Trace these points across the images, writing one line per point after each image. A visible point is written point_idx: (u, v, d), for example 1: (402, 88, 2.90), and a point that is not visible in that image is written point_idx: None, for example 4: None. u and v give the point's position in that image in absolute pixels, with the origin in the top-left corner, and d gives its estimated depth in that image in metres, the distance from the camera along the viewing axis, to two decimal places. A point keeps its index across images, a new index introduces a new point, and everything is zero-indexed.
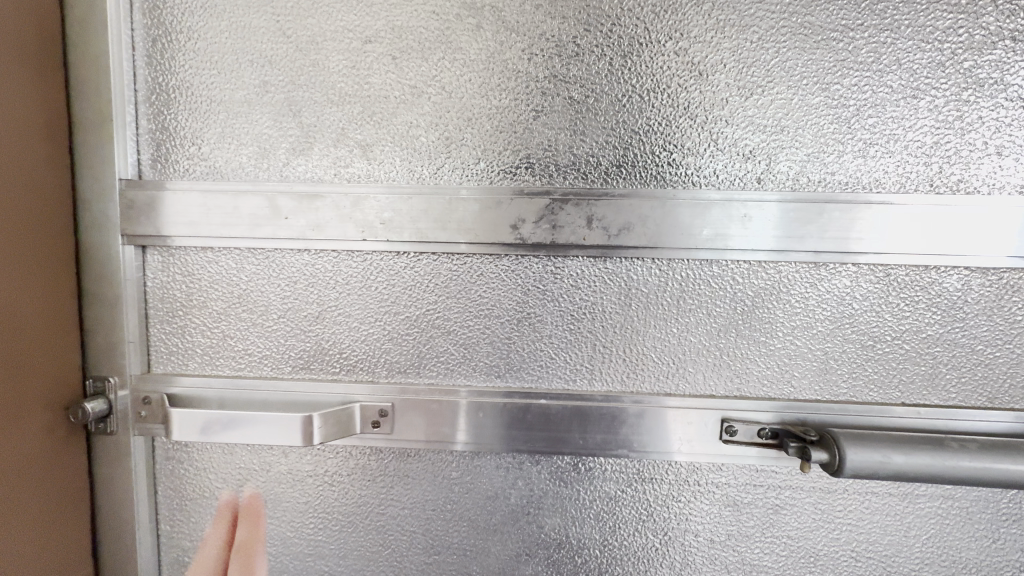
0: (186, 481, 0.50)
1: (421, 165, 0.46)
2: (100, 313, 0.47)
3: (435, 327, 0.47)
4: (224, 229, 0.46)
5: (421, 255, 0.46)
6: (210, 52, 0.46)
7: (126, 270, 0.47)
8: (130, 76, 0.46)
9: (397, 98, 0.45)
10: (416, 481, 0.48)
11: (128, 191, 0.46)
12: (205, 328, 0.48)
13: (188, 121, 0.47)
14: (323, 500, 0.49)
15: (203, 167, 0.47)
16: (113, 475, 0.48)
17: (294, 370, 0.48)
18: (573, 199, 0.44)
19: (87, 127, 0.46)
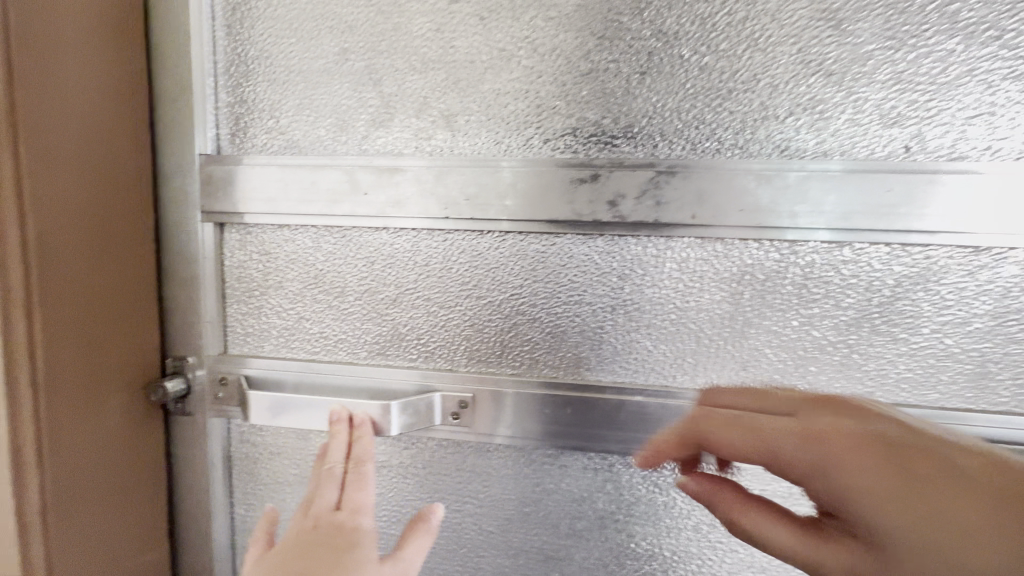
0: (260, 466, 0.49)
1: (508, 136, 0.42)
2: (179, 293, 0.46)
3: (519, 314, 0.43)
4: (301, 206, 0.44)
5: (506, 235, 0.42)
6: (288, 19, 0.44)
7: (205, 248, 0.46)
8: (210, 47, 0.45)
9: (484, 62, 0.42)
10: (494, 479, 0.45)
11: (207, 168, 0.45)
12: (280, 310, 0.47)
13: (267, 93, 0.45)
14: (397, 493, 0.47)
15: (281, 141, 0.45)
16: (190, 456, 0.48)
17: (370, 355, 0.46)
18: (681, 171, 0.39)
19: (168, 101, 0.45)
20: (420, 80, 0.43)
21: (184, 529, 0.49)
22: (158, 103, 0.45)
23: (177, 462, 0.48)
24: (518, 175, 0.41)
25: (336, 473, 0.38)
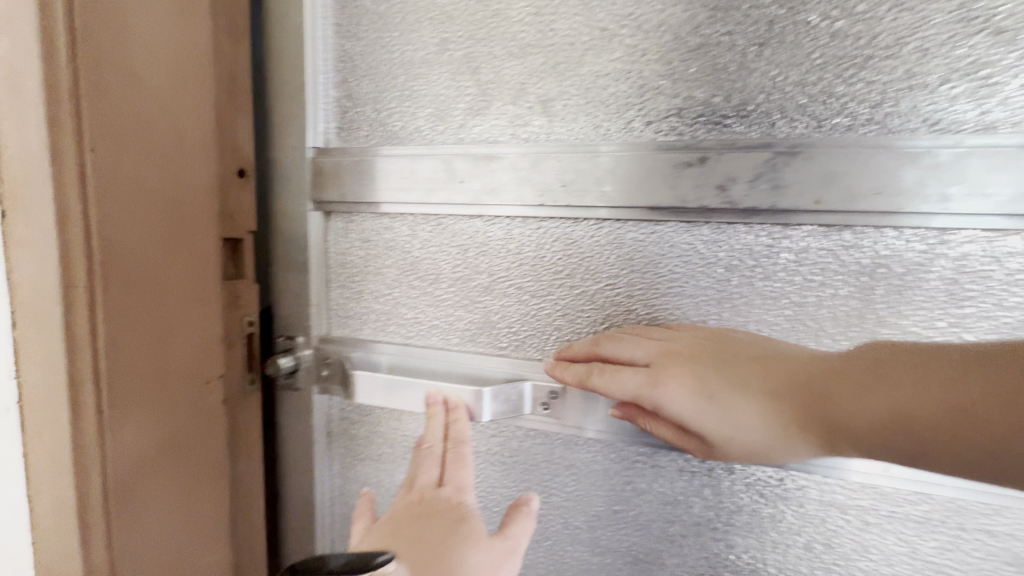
0: (358, 442, 0.52)
1: (608, 120, 0.40)
2: (291, 276, 0.50)
3: (614, 305, 0.42)
4: (401, 194, 0.46)
5: (602, 223, 0.41)
6: (393, 13, 0.45)
7: (314, 236, 0.49)
8: (321, 46, 0.48)
9: (584, 43, 0.40)
10: (583, 474, 0.44)
11: (318, 160, 0.48)
12: (378, 295, 0.49)
13: (371, 86, 0.47)
14: (483, 479, 0.47)
15: (383, 132, 0.47)
16: (297, 429, 0.52)
17: (462, 341, 0.46)
18: (804, 151, 0.35)
19: (285, 98, 0.48)
20: (520, 65, 0.42)
21: (290, 496, 0.53)
22: (277, 100, 0.48)
23: (286, 433, 0.52)
24: (619, 159, 0.39)
25: (436, 452, 0.39)
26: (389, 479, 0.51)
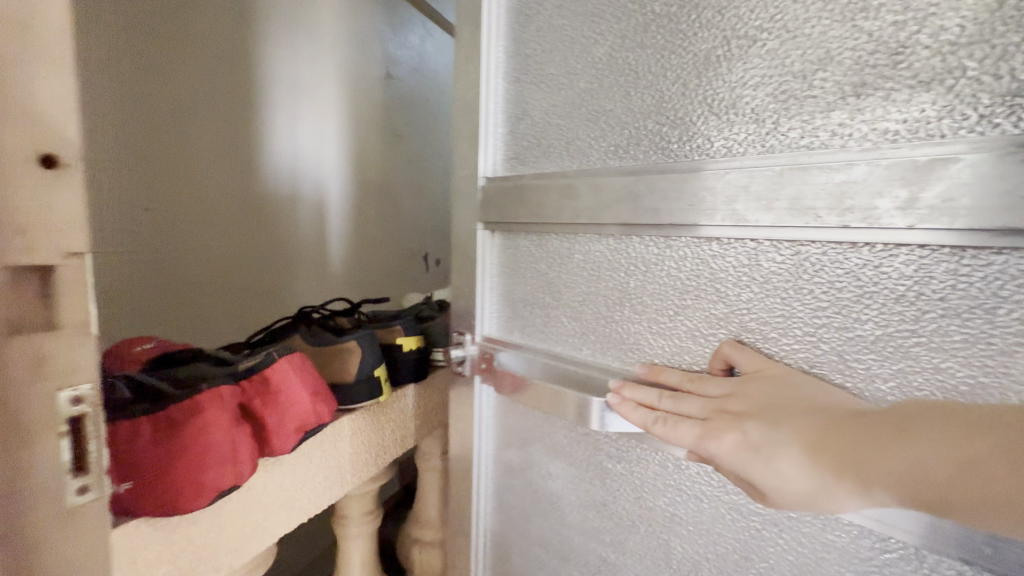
0: (505, 433, 0.58)
1: (745, 132, 0.37)
2: (461, 285, 0.60)
3: (747, 331, 0.39)
4: (544, 215, 0.50)
5: (736, 242, 0.39)
6: (551, 54, 0.50)
7: (482, 250, 0.57)
8: (494, 90, 0.56)
9: (725, 55, 0.38)
10: (709, 508, 0.42)
11: (487, 188, 0.57)
12: (527, 303, 0.55)
13: (530, 121, 0.53)
14: (607, 491, 0.49)
15: (538, 160, 0.53)
16: (461, 413, 0.62)
17: (595, 351, 0.49)
18: (1013, 154, 0.26)
19: (464, 138, 0.58)
20: (660, 84, 0.42)
21: (454, 469, 0.63)
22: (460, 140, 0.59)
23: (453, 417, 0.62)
24: (755, 176, 0.36)
25: None
26: (527, 471, 0.56)
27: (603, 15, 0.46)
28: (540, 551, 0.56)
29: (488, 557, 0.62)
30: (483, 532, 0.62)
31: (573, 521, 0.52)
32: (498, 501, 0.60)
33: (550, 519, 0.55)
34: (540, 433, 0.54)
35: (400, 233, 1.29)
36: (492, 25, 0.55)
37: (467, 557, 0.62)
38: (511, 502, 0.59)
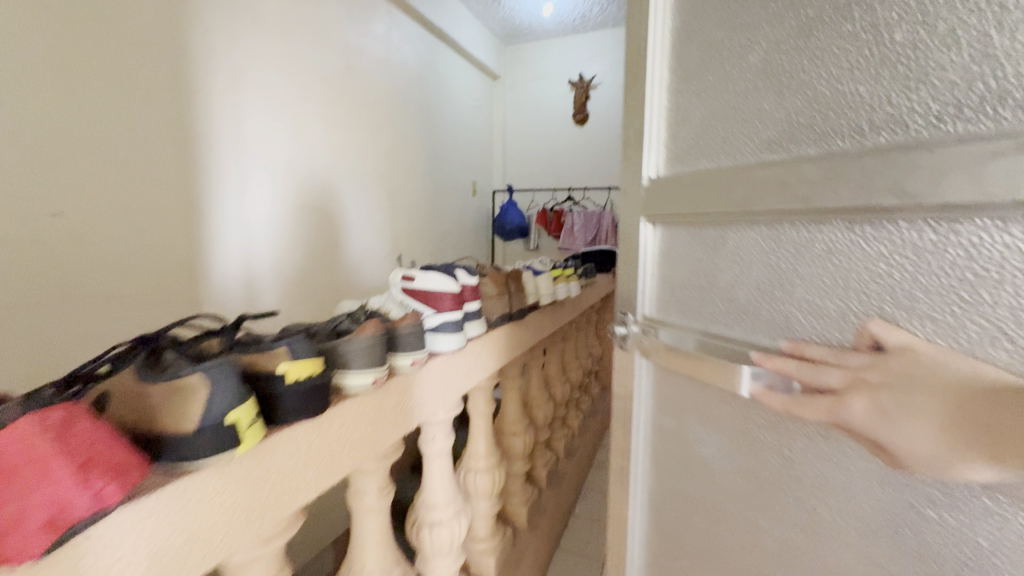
0: (661, 403, 0.66)
1: (896, 120, 0.40)
2: (626, 270, 0.70)
3: (900, 308, 0.41)
4: (696, 206, 0.57)
5: (888, 223, 0.40)
6: (710, 65, 0.56)
7: (646, 238, 0.66)
8: (655, 99, 0.63)
9: (879, 49, 0.41)
10: (861, 481, 0.44)
11: (650, 187, 0.66)
12: (682, 286, 0.62)
13: (687, 121, 0.60)
14: (756, 459, 0.53)
15: (693, 158, 0.59)
16: (626, 382, 0.72)
17: (745, 328, 0.53)
18: None
19: (633, 145, 0.67)
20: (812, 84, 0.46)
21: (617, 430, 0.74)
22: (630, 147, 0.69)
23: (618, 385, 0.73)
24: (915, 160, 0.37)
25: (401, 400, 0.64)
26: (680, 437, 0.63)
27: (760, 25, 0.50)
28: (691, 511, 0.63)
29: (647, 513, 0.71)
30: (643, 488, 0.71)
31: (722, 485, 0.57)
32: (653, 464, 0.68)
33: (700, 482, 0.61)
34: (694, 403, 0.60)
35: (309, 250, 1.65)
36: (655, 43, 0.62)
37: (628, 508, 0.72)
38: (664, 465, 0.66)
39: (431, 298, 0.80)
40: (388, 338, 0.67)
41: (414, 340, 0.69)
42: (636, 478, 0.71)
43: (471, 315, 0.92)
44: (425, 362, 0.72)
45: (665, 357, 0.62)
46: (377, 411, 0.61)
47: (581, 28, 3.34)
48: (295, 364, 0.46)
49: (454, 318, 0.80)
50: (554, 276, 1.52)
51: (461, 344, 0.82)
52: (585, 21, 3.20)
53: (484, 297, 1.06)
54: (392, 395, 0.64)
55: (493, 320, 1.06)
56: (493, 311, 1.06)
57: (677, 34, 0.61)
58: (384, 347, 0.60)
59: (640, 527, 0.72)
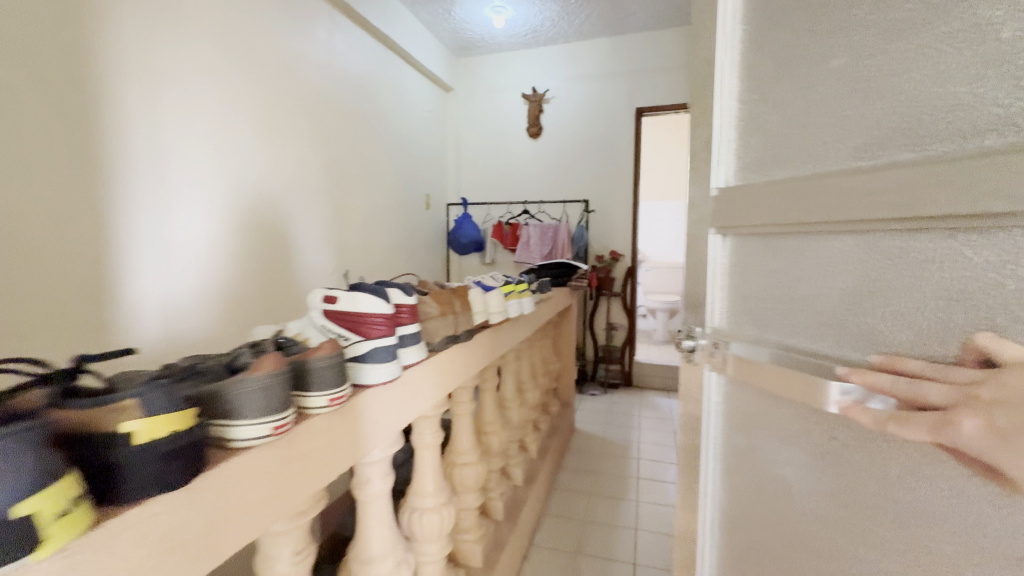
0: (734, 417, 0.65)
1: (1006, 121, 0.37)
2: (695, 282, 0.71)
3: (1019, 321, 0.37)
4: (774, 217, 0.56)
5: (997, 231, 0.37)
6: (784, 80, 0.57)
7: (714, 251, 0.67)
8: (725, 112, 0.65)
9: (987, 48, 0.38)
10: (977, 513, 0.39)
11: (719, 197, 0.66)
12: (758, 299, 0.61)
13: (758, 133, 0.60)
14: (849, 480, 0.50)
15: (765, 167, 0.59)
16: (694, 393, 0.72)
17: (829, 339, 0.51)
18: None
19: (702, 156, 0.69)
20: (899, 91, 0.44)
21: (687, 441, 0.74)
22: (698, 159, 0.71)
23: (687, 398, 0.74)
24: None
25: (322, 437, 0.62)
26: (757, 454, 0.61)
27: (842, 33, 0.50)
28: (766, 531, 0.61)
29: (718, 528, 0.70)
30: (713, 503, 0.70)
31: (807, 508, 0.55)
32: (725, 478, 0.68)
33: (780, 502, 0.58)
34: (768, 419, 0.59)
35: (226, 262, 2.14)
36: (723, 60, 0.64)
37: (698, 524, 0.72)
38: (739, 481, 0.65)
39: (357, 323, 0.81)
40: (297, 375, 0.65)
41: (326, 376, 0.66)
42: (705, 491, 0.70)
43: (406, 338, 0.94)
44: (342, 398, 0.69)
45: (738, 369, 0.62)
46: (277, 460, 0.57)
47: (534, 42, 3.77)
48: (150, 422, 0.42)
49: (382, 343, 0.81)
50: (506, 291, 1.65)
51: (391, 372, 0.83)
52: (538, 36, 3.64)
53: (427, 318, 1.14)
54: (296, 440, 0.61)
55: (437, 341, 1.13)
56: (437, 331, 1.14)
57: (746, 47, 0.63)
58: (279, 390, 0.57)
59: (710, 542, 0.71)
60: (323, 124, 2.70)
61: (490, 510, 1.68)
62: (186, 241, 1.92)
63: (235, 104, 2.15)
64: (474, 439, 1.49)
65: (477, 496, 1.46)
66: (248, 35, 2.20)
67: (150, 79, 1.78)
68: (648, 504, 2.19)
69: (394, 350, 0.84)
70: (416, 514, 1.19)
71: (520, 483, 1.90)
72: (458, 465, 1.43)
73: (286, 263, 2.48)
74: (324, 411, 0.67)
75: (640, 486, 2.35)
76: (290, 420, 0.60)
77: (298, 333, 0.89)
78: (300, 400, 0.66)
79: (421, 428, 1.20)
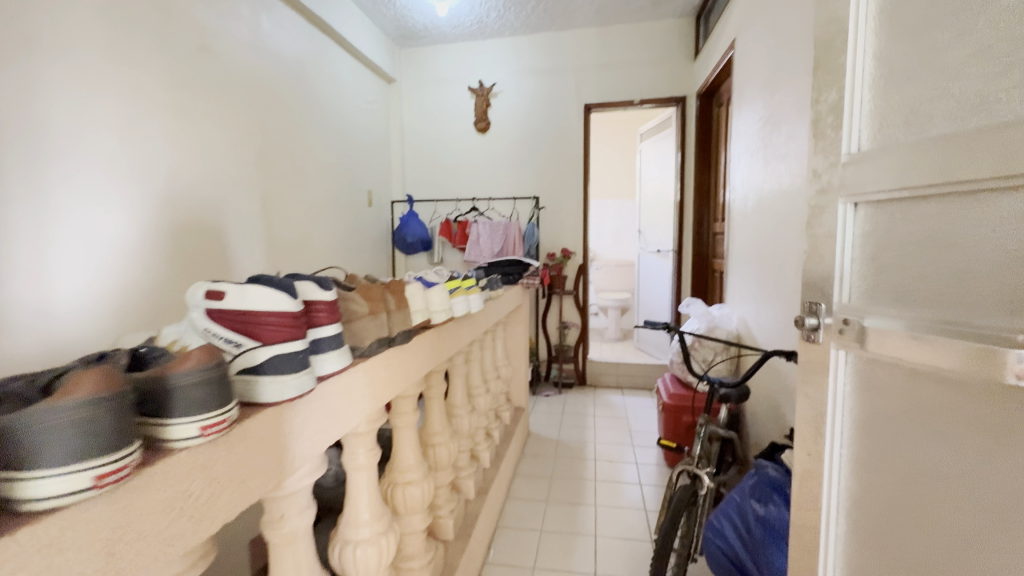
0: (874, 373, 0.75)
1: None
2: (819, 242, 0.81)
3: None
4: (921, 189, 0.65)
5: None
6: (920, 60, 0.67)
7: (844, 219, 0.77)
8: (859, 75, 0.75)
9: None
10: None
11: (851, 159, 0.76)
12: (900, 267, 0.70)
13: (900, 91, 0.70)
14: (1004, 421, 0.58)
15: (911, 128, 0.69)
16: (817, 354, 0.82)
17: (979, 301, 0.60)
18: None
19: (830, 120, 0.80)
20: None
21: (812, 384, 0.83)
22: (823, 123, 0.81)
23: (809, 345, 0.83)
24: None
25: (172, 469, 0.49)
26: (897, 410, 0.71)
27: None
28: (905, 456, 0.70)
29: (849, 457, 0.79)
30: (842, 438, 0.79)
31: (953, 446, 0.64)
32: (856, 416, 0.78)
33: (921, 449, 0.68)
34: (909, 371, 0.69)
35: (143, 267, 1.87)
36: (859, 46, 0.75)
37: (825, 474, 0.81)
38: (875, 433, 0.75)
39: (252, 324, 0.63)
40: (151, 397, 0.49)
41: (193, 398, 0.50)
42: (833, 425, 0.80)
43: (325, 342, 0.75)
44: (220, 426, 0.53)
45: (875, 340, 0.71)
46: (109, 518, 0.43)
47: (480, 34, 3.65)
48: None
49: (285, 349, 0.64)
50: (451, 287, 1.40)
51: (298, 385, 0.66)
52: (483, 27, 3.52)
53: (353, 317, 0.91)
54: (143, 488, 0.46)
55: (367, 344, 0.93)
56: (366, 333, 0.92)
57: (880, 14, 0.73)
58: (100, 423, 0.40)
59: (840, 472, 0.80)
60: (255, 108, 2.41)
61: (438, 530, 1.52)
62: (83, 239, 1.65)
63: (144, 86, 1.85)
64: (420, 454, 1.31)
65: (424, 517, 1.30)
66: (159, 5, 1.89)
67: (29, 48, 1.49)
68: (608, 509, 2.10)
69: (303, 358, 0.67)
70: (350, 547, 1.02)
71: (472, 496, 1.75)
72: (400, 484, 1.26)
73: (215, 265, 2.20)
74: (192, 444, 0.51)
75: (598, 488, 2.27)
76: (133, 462, 0.44)
77: (175, 342, 0.66)
78: (157, 429, 0.49)
79: (352, 446, 1.01)
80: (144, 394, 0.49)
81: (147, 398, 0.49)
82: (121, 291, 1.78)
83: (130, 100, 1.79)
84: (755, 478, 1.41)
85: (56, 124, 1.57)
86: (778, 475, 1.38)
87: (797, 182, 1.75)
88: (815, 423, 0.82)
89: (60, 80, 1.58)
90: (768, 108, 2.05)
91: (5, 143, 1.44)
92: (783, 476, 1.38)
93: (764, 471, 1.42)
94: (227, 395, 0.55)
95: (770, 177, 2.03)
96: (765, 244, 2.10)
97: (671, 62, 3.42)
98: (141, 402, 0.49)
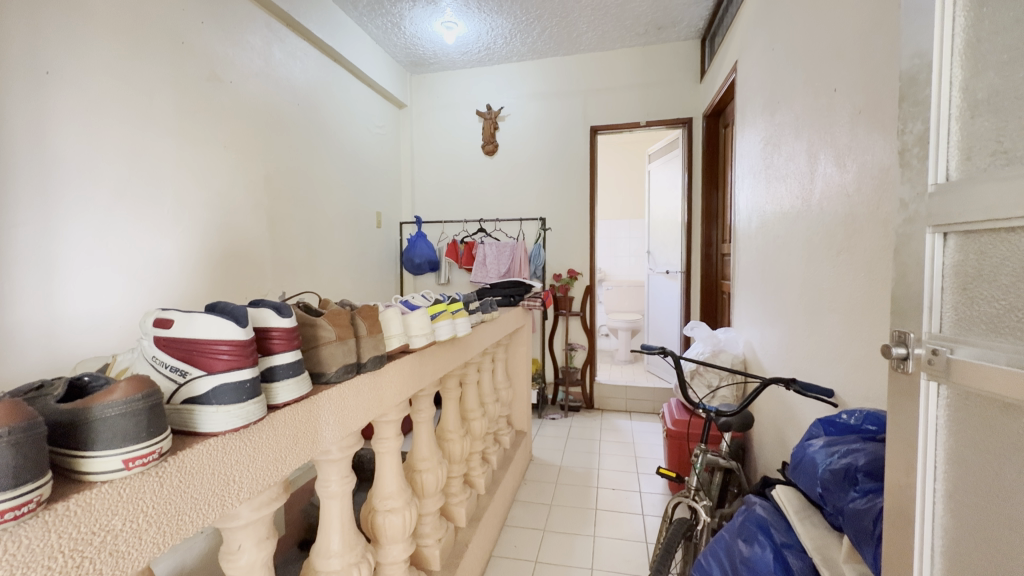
0: (968, 439, 0.59)
1: None
2: (907, 268, 0.65)
3: None
4: (1012, 211, 0.51)
5: None
6: (1010, 84, 0.53)
7: (930, 253, 0.62)
8: (947, 104, 0.60)
9: None
10: None
11: (934, 192, 0.61)
12: (993, 298, 0.55)
13: (995, 124, 0.55)
14: None
15: (1006, 159, 0.54)
16: (901, 407, 0.67)
17: None
18: None
19: (915, 151, 0.64)
20: None
21: (894, 430, 0.68)
22: (909, 154, 0.65)
23: (893, 377, 0.68)
24: None
25: (90, 503, 0.44)
26: (997, 481, 0.55)
27: None
28: (1012, 529, 0.54)
29: (944, 521, 0.62)
30: (930, 507, 0.63)
31: None
32: (952, 481, 0.61)
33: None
34: (1011, 428, 0.54)
35: (158, 294, 1.88)
36: (943, 75, 0.60)
37: (913, 552, 0.64)
38: (970, 506, 0.59)
39: (195, 352, 0.58)
40: (74, 431, 0.45)
41: (118, 431, 0.46)
42: (923, 481, 0.63)
43: (280, 370, 0.70)
44: (148, 458, 0.49)
45: (964, 378, 0.56)
46: (13, 557, 0.38)
47: (487, 60, 3.71)
48: None
49: (231, 379, 0.59)
50: (434, 311, 1.26)
51: (245, 415, 0.61)
52: (491, 54, 3.57)
53: (320, 342, 0.83)
54: (55, 524, 0.41)
55: (333, 371, 0.84)
56: (333, 360, 0.84)
57: (966, 38, 0.58)
58: (4, 458, 0.36)
59: (933, 537, 0.63)
60: (268, 131, 2.45)
61: (423, 561, 1.41)
62: (99, 273, 1.66)
63: (154, 115, 1.85)
64: (401, 480, 1.24)
65: (406, 547, 1.20)
66: (171, 36, 1.91)
67: (39, 79, 1.50)
68: (610, 540, 2.01)
69: (253, 388, 0.62)
70: None
71: (463, 524, 1.65)
72: (382, 511, 1.18)
73: (226, 288, 2.17)
74: (115, 478, 0.46)
75: (600, 518, 2.19)
76: (41, 495, 0.40)
77: (125, 369, 0.63)
78: (77, 461, 0.45)
79: (324, 473, 0.95)
80: (65, 425, 0.45)
81: (68, 432, 0.45)
82: (129, 316, 1.77)
83: (142, 126, 1.80)
84: (741, 516, 1.07)
85: (71, 151, 1.58)
86: (767, 512, 1.04)
87: (797, 203, 1.74)
88: (895, 484, 0.68)
89: (72, 110, 1.58)
90: (769, 129, 2.05)
91: (16, 169, 1.44)
92: (774, 514, 1.03)
93: (752, 508, 1.09)
94: (158, 425, 0.50)
95: (772, 198, 2.01)
96: (768, 265, 2.07)
97: (675, 86, 3.46)
98: (62, 434, 0.45)
